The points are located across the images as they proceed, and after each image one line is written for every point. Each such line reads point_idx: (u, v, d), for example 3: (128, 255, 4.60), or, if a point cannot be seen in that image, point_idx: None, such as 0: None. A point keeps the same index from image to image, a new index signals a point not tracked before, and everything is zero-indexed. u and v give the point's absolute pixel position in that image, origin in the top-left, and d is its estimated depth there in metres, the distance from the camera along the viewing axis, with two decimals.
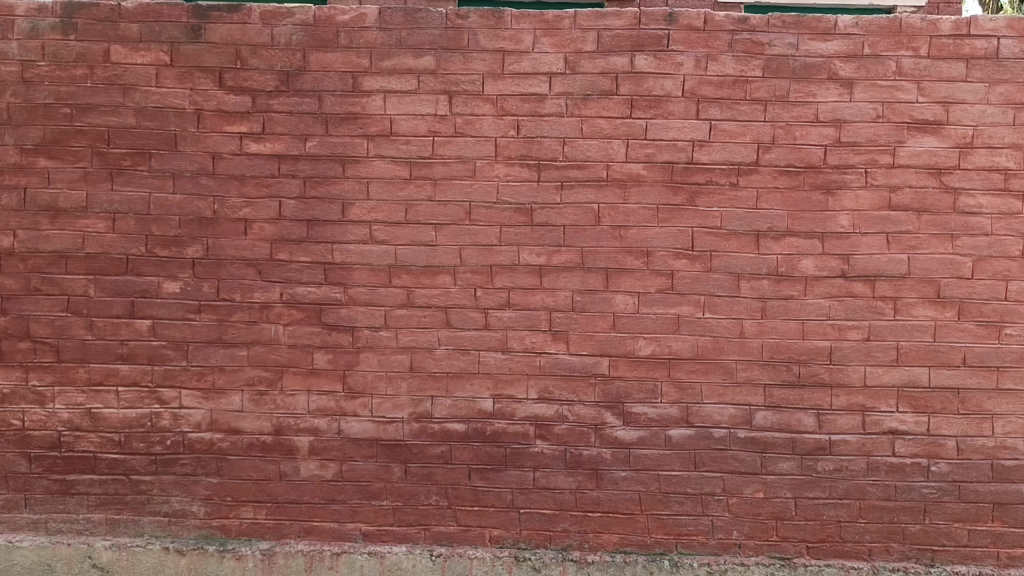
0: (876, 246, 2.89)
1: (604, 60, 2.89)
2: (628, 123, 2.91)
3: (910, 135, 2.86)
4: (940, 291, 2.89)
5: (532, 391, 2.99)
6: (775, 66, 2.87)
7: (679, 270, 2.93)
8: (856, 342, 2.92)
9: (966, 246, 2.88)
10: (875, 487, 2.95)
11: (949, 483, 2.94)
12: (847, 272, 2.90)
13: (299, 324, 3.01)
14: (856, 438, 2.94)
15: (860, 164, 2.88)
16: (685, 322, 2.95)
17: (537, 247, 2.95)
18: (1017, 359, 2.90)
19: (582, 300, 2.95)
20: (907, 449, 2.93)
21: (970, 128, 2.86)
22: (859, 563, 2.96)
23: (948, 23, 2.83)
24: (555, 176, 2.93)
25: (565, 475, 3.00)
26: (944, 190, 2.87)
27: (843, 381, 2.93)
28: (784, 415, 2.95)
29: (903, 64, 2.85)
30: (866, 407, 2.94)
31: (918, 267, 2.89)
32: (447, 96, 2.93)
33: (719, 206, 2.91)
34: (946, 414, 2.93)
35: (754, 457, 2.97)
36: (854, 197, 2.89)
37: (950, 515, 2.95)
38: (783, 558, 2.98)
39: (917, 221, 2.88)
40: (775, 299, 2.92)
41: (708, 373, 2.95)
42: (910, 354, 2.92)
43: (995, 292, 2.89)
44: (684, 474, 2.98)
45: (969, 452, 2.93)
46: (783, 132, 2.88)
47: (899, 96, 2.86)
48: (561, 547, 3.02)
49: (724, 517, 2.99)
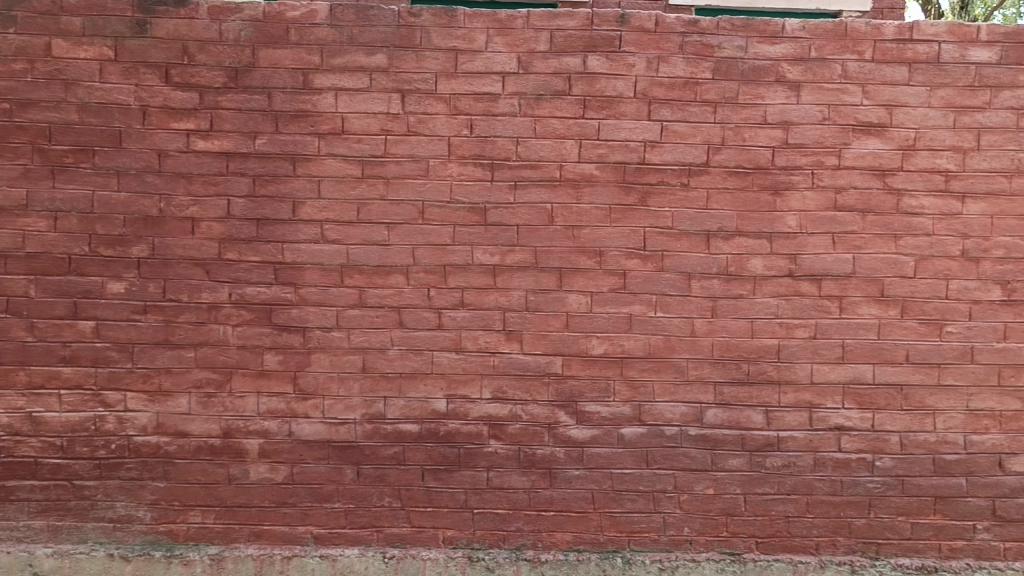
0: (823, 246, 2.95)
1: (557, 60, 2.90)
2: (581, 123, 2.92)
3: (854, 137, 2.93)
4: (883, 290, 2.96)
5: (485, 391, 2.99)
6: (725, 68, 2.91)
7: (632, 270, 2.95)
8: (803, 340, 2.98)
9: (909, 246, 2.95)
10: (821, 482, 3.01)
11: (894, 478, 3.01)
12: (794, 271, 2.96)
13: (249, 325, 2.96)
14: (803, 434, 3.00)
15: (806, 165, 2.93)
16: (637, 321, 2.97)
17: (491, 247, 2.94)
18: (958, 356, 2.98)
19: (535, 299, 2.96)
20: (852, 445, 3.00)
21: (913, 131, 2.93)
22: (807, 557, 3.02)
23: (891, 28, 2.89)
24: (508, 175, 2.93)
25: (519, 475, 3.01)
26: (888, 192, 2.94)
27: (791, 379, 2.99)
28: (733, 412, 2.99)
29: (848, 68, 2.91)
30: (812, 404, 2.99)
31: (863, 266, 2.95)
32: (400, 94, 2.91)
33: (670, 207, 2.94)
34: (890, 410, 3.00)
35: (705, 454, 3.00)
36: (801, 198, 2.94)
37: (894, 509, 3.02)
38: (732, 554, 3.02)
39: (862, 222, 2.94)
40: (725, 298, 2.96)
41: (660, 372, 2.98)
42: (856, 351, 2.98)
43: (936, 291, 2.97)
44: (636, 472, 3.00)
45: (912, 448, 3.00)
46: (733, 133, 2.92)
47: (844, 99, 2.92)
48: (514, 546, 3.02)
49: (675, 514, 3.02)
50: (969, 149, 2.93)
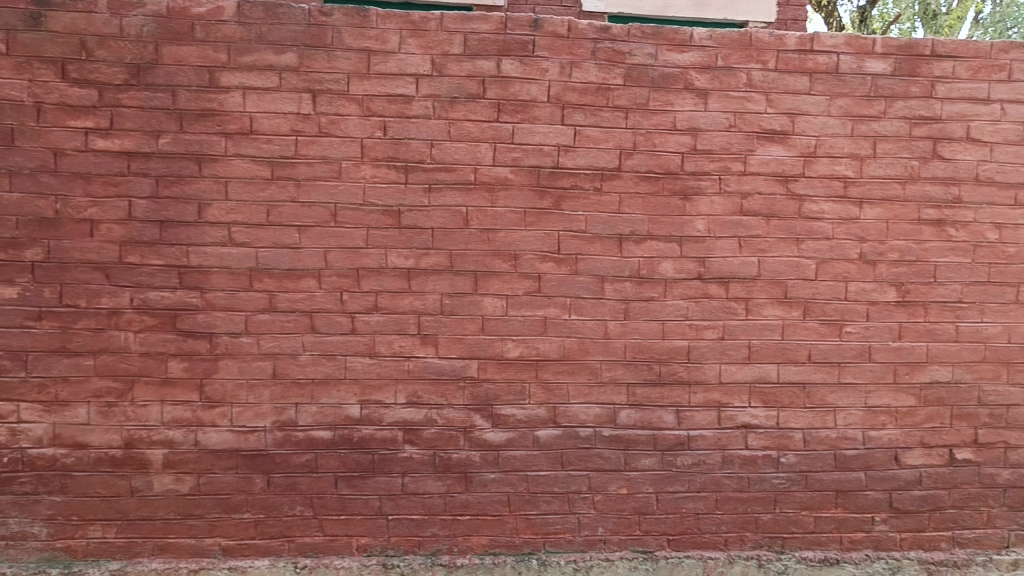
0: (730, 250, 3.03)
1: (470, 63, 2.90)
2: (495, 127, 2.92)
3: (759, 144, 3.02)
4: (787, 292, 3.06)
5: (399, 396, 2.96)
6: (636, 75, 2.96)
7: (546, 273, 2.97)
8: (712, 341, 3.05)
9: (810, 249, 3.06)
10: (730, 479, 3.09)
11: (798, 473, 3.12)
12: (703, 274, 3.03)
13: (152, 331, 2.85)
14: (712, 433, 3.07)
15: (714, 171, 3.01)
16: (552, 324, 2.99)
17: (405, 250, 2.92)
18: (856, 355, 3.11)
19: (450, 303, 2.95)
20: (759, 442, 3.09)
21: (814, 138, 3.04)
22: (716, 553, 3.09)
23: (793, 39, 2.99)
24: (422, 178, 2.91)
25: (434, 479, 2.99)
26: (791, 197, 3.04)
27: (701, 379, 3.06)
28: (645, 413, 3.05)
29: (753, 76, 3.00)
30: (721, 403, 3.07)
31: (767, 269, 3.05)
32: (311, 94, 2.85)
33: (584, 210, 2.97)
34: (794, 408, 3.10)
35: (618, 454, 3.04)
36: (709, 203, 3.02)
37: (798, 504, 3.12)
38: (645, 552, 3.08)
39: (766, 226, 3.04)
40: (637, 300, 3.01)
41: (575, 374, 3.01)
42: (762, 352, 3.07)
43: (836, 293, 3.08)
44: (551, 473, 3.02)
45: (815, 444, 3.11)
46: (644, 139, 2.98)
47: (749, 107, 3.00)
48: (430, 552, 3.00)
49: (590, 515, 3.05)
50: (866, 157, 3.06)
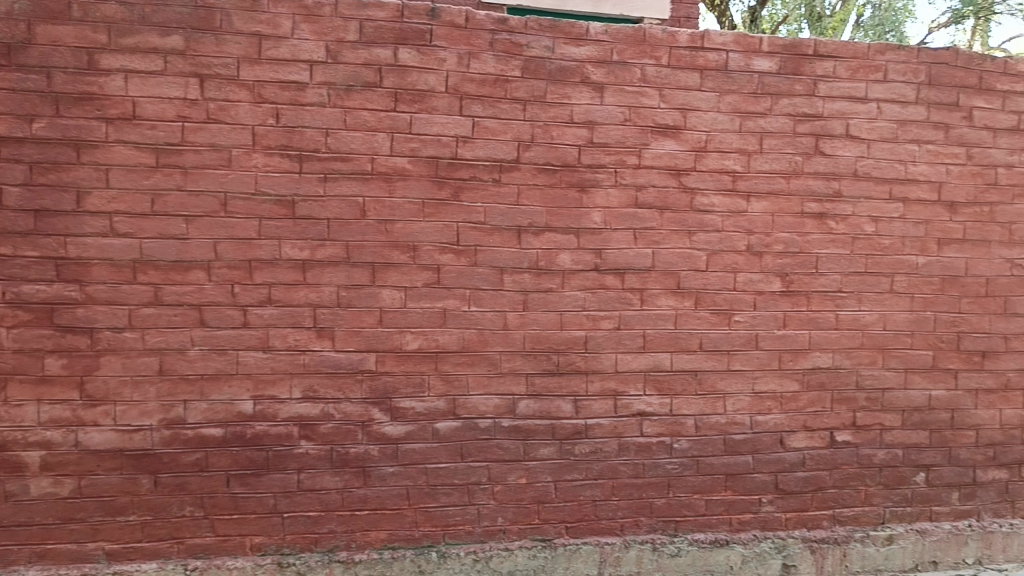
0: (625, 242, 3.09)
1: (366, 51, 2.84)
2: (392, 116, 2.88)
3: (653, 138, 3.09)
4: (679, 283, 3.15)
5: (295, 391, 2.89)
6: (534, 67, 2.97)
7: (445, 265, 2.96)
8: (608, 332, 3.11)
9: (701, 241, 3.15)
10: (625, 466, 3.16)
11: (690, 459, 3.21)
12: (599, 265, 3.08)
13: (26, 327, 2.70)
14: (609, 421, 3.13)
15: (610, 164, 3.06)
16: (451, 315, 2.98)
17: (300, 241, 2.85)
18: (745, 343, 3.22)
19: (347, 295, 2.90)
20: (653, 429, 3.17)
21: (704, 133, 3.13)
22: (612, 539, 3.16)
23: (685, 36, 3.07)
24: (317, 167, 2.84)
25: (331, 475, 2.94)
26: (683, 190, 3.13)
27: (597, 368, 3.11)
28: (544, 403, 3.08)
29: (646, 72, 3.06)
30: (617, 391, 3.13)
31: (661, 260, 3.12)
32: (199, 79, 2.75)
33: (482, 202, 2.97)
34: (686, 395, 3.19)
35: (517, 444, 3.06)
36: (605, 194, 3.07)
37: (690, 488, 3.22)
38: (543, 540, 3.11)
39: (660, 218, 3.11)
40: (535, 292, 3.04)
41: (474, 365, 3.01)
42: (655, 341, 3.15)
43: (725, 283, 3.19)
44: (451, 465, 3.02)
45: (706, 429, 3.22)
46: (541, 131, 3.00)
47: (642, 102, 3.07)
48: (327, 548, 2.95)
49: (489, 505, 3.06)
50: (753, 152, 3.17)
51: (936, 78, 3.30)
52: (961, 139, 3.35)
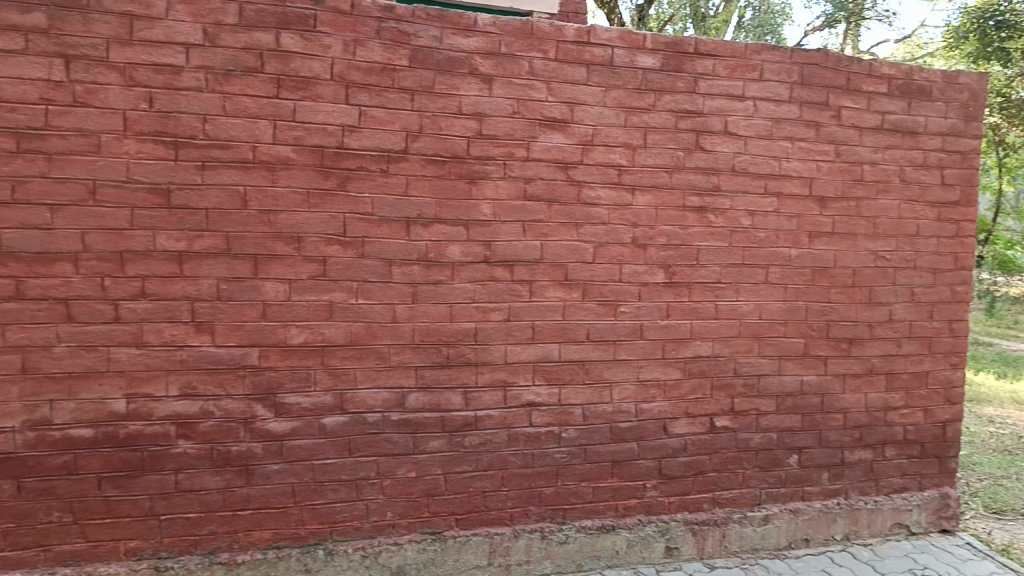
0: (514, 234, 3.11)
1: (246, 35, 2.74)
2: (274, 104, 2.80)
3: (540, 131, 3.11)
4: (567, 274, 3.19)
5: (172, 389, 2.77)
6: (421, 57, 2.94)
7: (331, 256, 2.89)
8: (498, 323, 3.12)
9: (588, 234, 3.20)
10: (515, 456, 3.18)
11: (578, 447, 3.27)
12: (489, 257, 3.08)
13: None
14: (498, 413, 3.15)
15: (498, 156, 3.06)
16: (337, 308, 2.92)
17: (177, 231, 2.73)
18: (630, 333, 3.30)
19: (227, 288, 2.79)
20: (542, 419, 3.21)
21: (590, 127, 3.17)
22: (502, 529, 3.19)
23: (571, 30, 3.10)
24: (195, 155, 2.73)
25: (212, 474, 2.83)
26: (570, 183, 3.17)
27: (487, 360, 3.12)
28: (433, 396, 3.06)
29: (534, 65, 3.08)
30: (506, 382, 3.15)
31: (549, 252, 3.16)
32: (64, 60, 2.58)
33: (370, 192, 2.92)
34: (574, 385, 3.24)
35: (406, 438, 3.04)
36: (495, 186, 3.07)
37: (578, 476, 3.28)
38: (433, 533, 3.11)
39: (548, 211, 3.14)
40: (425, 284, 3.01)
41: (362, 359, 2.96)
42: (544, 332, 3.18)
43: (611, 274, 3.26)
44: (338, 461, 2.96)
45: (593, 418, 3.28)
46: (429, 121, 2.97)
47: (531, 95, 3.08)
48: (208, 550, 2.85)
49: (378, 500, 3.03)
50: (638, 146, 3.25)
51: (808, 78, 3.46)
52: (830, 137, 3.52)
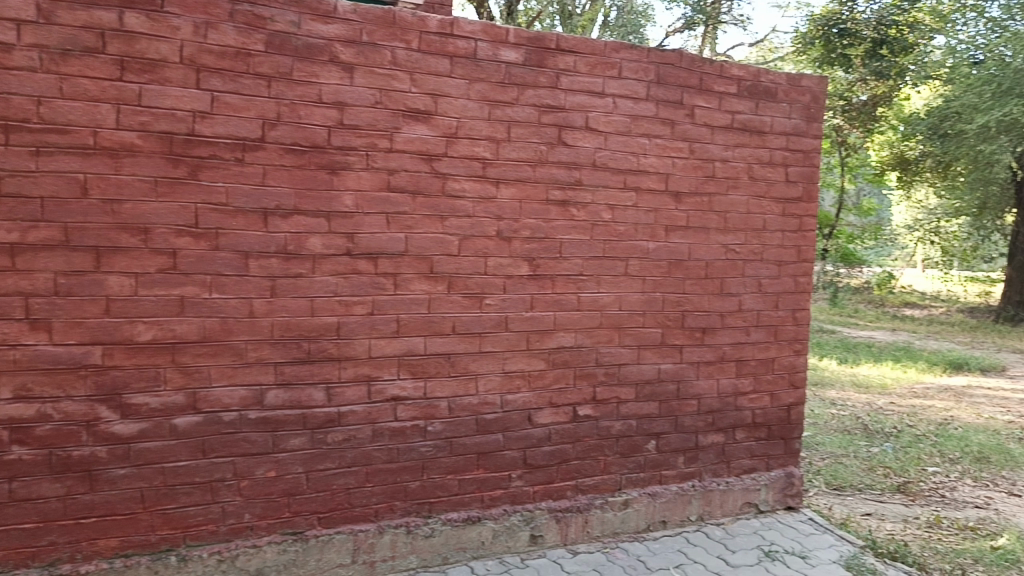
0: (377, 226, 3.06)
1: (85, 13, 2.57)
2: (118, 86, 2.63)
3: (404, 122, 3.07)
4: (432, 267, 3.17)
5: (4, 391, 2.57)
6: (278, 42, 2.84)
7: (183, 249, 2.76)
8: (361, 317, 3.07)
9: (452, 226, 3.20)
10: (379, 452, 3.15)
11: (443, 440, 3.26)
12: (351, 249, 3.02)
13: None
14: (362, 408, 3.10)
15: (360, 147, 3.01)
16: (190, 303, 2.79)
17: (6, 222, 2.52)
18: (495, 325, 3.32)
19: (67, 282, 2.61)
20: (407, 413, 3.18)
21: (454, 120, 3.16)
22: (366, 526, 3.14)
23: (434, 21, 3.08)
24: (27, 139, 2.53)
25: (51, 482, 2.65)
26: (434, 175, 3.15)
27: (350, 354, 3.06)
28: (294, 392, 2.98)
29: (397, 55, 3.04)
30: (370, 377, 3.10)
31: (413, 244, 3.13)
32: None
33: (224, 181, 2.80)
34: (439, 377, 3.23)
35: (265, 437, 2.94)
36: (356, 177, 3.01)
37: (444, 469, 3.27)
38: (294, 533, 3.03)
39: (412, 203, 3.11)
40: (283, 277, 2.92)
41: (217, 356, 2.84)
42: (408, 326, 3.15)
43: (477, 267, 3.26)
44: (192, 463, 2.84)
45: (459, 411, 3.28)
46: (287, 109, 2.88)
47: (393, 85, 3.04)
48: (47, 563, 2.66)
49: (236, 502, 2.92)
50: (502, 139, 3.27)
51: (663, 77, 3.59)
52: (684, 135, 3.67)
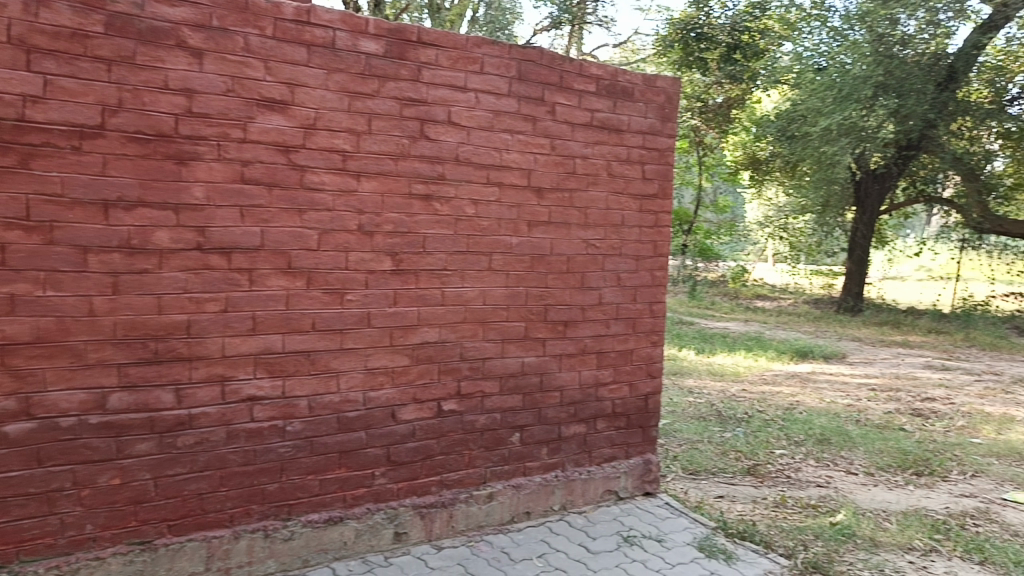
0: (230, 219, 2.94)
1: None
2: None
3: (258, 112, 2.96)
4: (290, 262, 3.08)
5: None
6: (120, 24, 2.68)
7: (12, 243, 2.56)
8: (214, 315, 2.94)
9: (311, 220, 3.11)
10: (234, 454, 3.03)
11: (303, 440, 3.17)
12: (202, 244, 2.89)
13: None
14: (216, 409, 2.97)
15: (211, 136, 2.88)
16: (21, 301, 2.58)
17: None
18: (357, 321, 3.26)
19: None
20: (264, 413, 3.08)
21: (312, 110, 3.08)
22: (221, 531, 3.02)
23: (290, 9, 2.99)
24: None
25: None
26: (292, 167, 3.05)
27: (201, 354, 2.92)
28: (141, 395, 2.82)
29: (250, 41, 2.92)
30: (224, 377, 2.98)
31: (270, 238, 3.03)
32: None
33: (59, 171, 2.61)
34: (298, 376, 3.14)
35: (109, 442, 2.77)
36: (207, 168, 2.88)
37: (303, 470, 3.19)
38: (142, 543, 2.87)
39: (268, 196, 3.01)
40: (128, 273, 2.76)
41: (53, 358, 2.65)
42: (265, 323, 3.05)
43: (337, 262, 3.19)
44: (26, 473, 2.63)
45: (319, 409, 3.20)
46: (130, 96, 2.72)
47: (247, 73, 2.93)
48: None
49: (76, 513, 2.74)
50: (362, 132, 3.21)
51: (525, 74, 3.63)
52: (546, 131, 3.73)
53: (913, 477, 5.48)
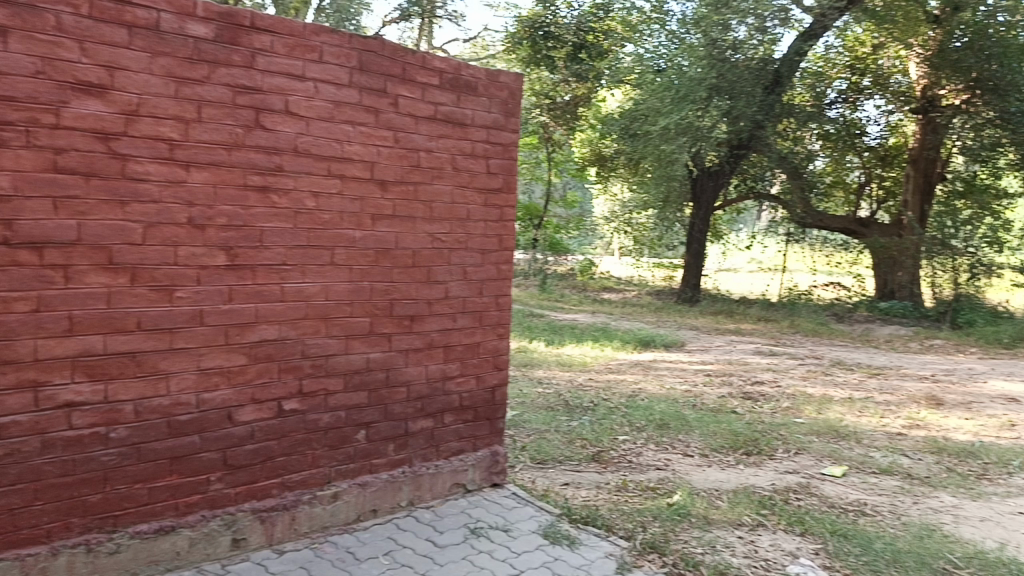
0: (43, 212, 2.71)
1: None
2: None
3: (73, 96, 2.75)
4: (112, 258, 2.88)
5: None
6: None
7: None
8: (24, 315, 2.70)
9: (136, 213, 2.92)
10: (51, 465, 2.80)
11: (130, 447, 2.98)
12: (9, 238, 2.65)
13: None
14: (27, 418, 2.73)
15: (18, 122, 2.64)
16: None
17: None
18: (189, 320, 3.10)
19: None
20: (84, 420, 2.86)
21: (135, 96, 2.89)
22: (36, 550, 2.79)
23: None
24: None
25: None
26: (113, 156, 2.85)
27: (10, 357, 2.69)
28: None
29: (62, 20, 2.71)
30: (37, 383, 2.75)
31: (88, 232, 2.82)
32: None
33: None
34: (123, 378, 2.94)
35: None
36: (13, 156, 2.65)
37: (131, 478, 2.99)
38: None
39: (86, 186, 2.80)
40: None
41: None
42: (84, 323, 2.84)
43: (165, 257, 3.02)
44: None
45: (147, 414, 3.01)
46: None
47: (59, 54, 2.71)
48: None
49: None
50: (191, 120, 3.04)
51: (366, 65, 3.57)
52: (388, 123, 3.68)
53: (743, 456, 5.84)
